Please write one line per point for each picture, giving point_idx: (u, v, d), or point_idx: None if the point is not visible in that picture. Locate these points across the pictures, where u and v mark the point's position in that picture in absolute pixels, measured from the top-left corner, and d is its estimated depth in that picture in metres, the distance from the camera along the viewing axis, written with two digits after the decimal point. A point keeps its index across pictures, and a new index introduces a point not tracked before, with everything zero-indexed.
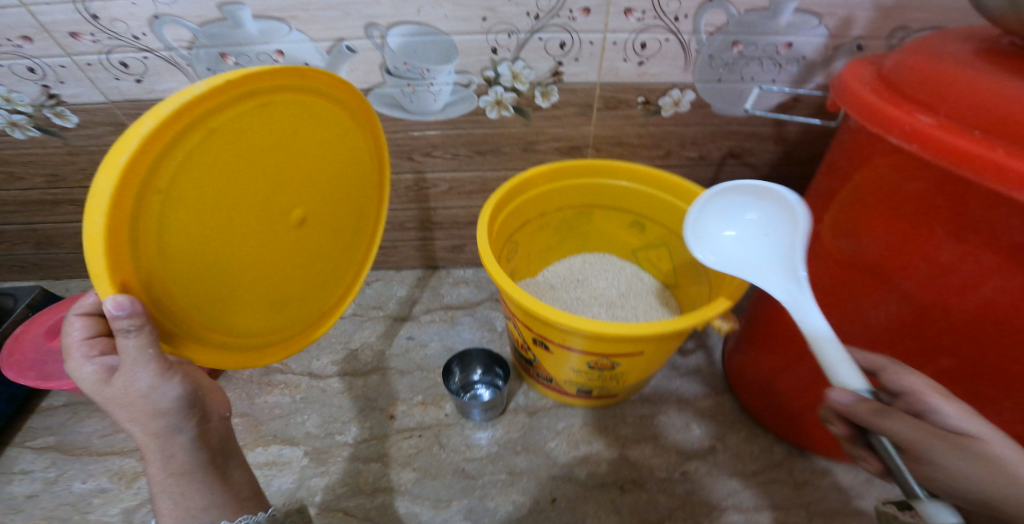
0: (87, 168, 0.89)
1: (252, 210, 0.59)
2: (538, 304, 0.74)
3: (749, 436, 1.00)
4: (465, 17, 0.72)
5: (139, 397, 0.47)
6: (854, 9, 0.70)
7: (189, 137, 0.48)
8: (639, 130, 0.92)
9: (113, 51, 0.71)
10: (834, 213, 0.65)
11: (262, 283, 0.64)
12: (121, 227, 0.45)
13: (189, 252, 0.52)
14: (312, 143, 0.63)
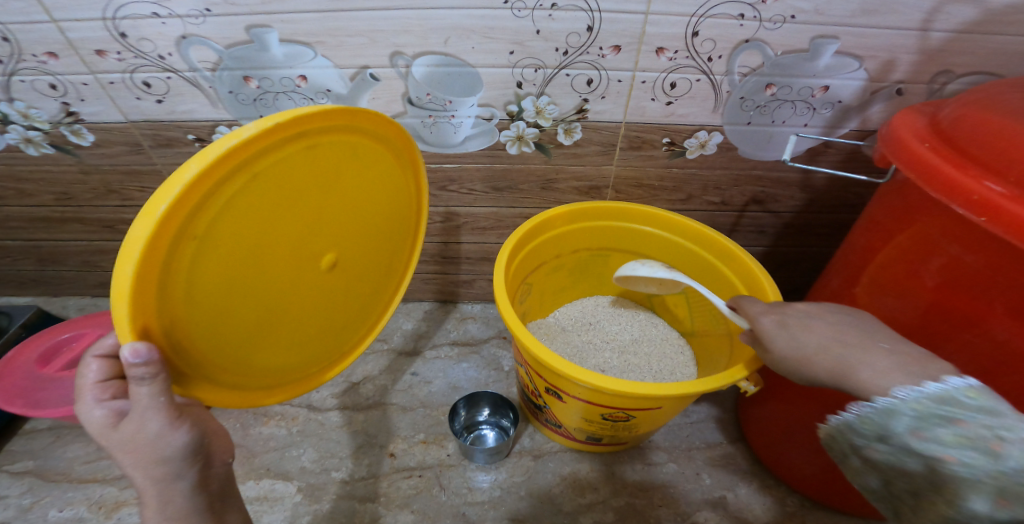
0: (97, 189, 0.81)
1: (281, 253, 0.60)
2: (551, 356, 0.68)
3: (761, 487, 0.94)
4: (493, 50, 0.70)
5: (146, 442, 0.52)
6: (897, 53, 0.71)
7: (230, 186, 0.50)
8: (661, 172, 0.90)
9: (137, 70, 0.64)
10: (873, 274, 0.63)
11: (281, 323, 0.65)
12: (151, 274, 0.45)
13: (212, 292, 0.53)
14: (342, 187, 0.64)
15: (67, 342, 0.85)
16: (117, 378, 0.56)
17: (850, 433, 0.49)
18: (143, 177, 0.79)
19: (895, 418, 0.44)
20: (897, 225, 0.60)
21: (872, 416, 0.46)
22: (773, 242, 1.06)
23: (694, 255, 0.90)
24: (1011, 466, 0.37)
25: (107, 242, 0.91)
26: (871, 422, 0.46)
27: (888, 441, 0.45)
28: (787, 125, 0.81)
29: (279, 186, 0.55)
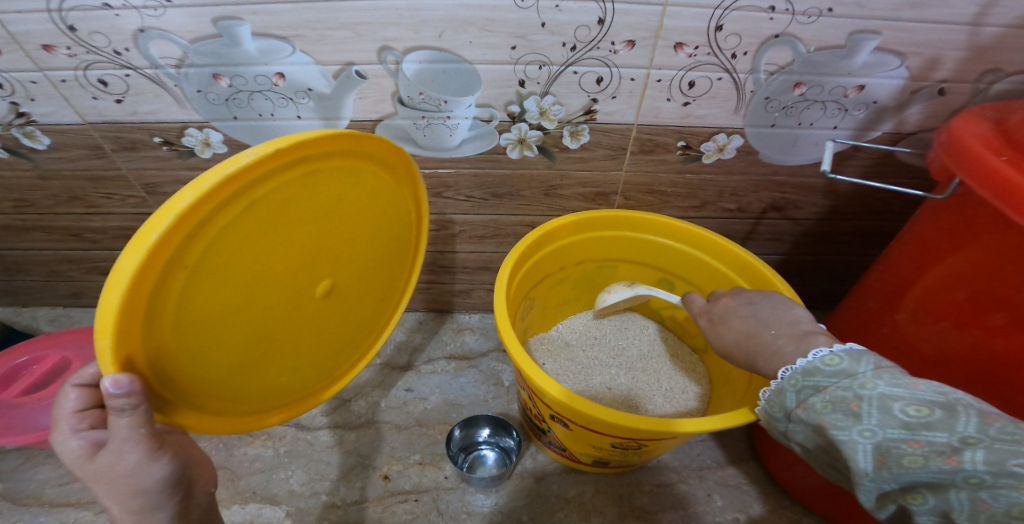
0: (58, 196, 0.74)
1: (277, 277, 0.56)
2: (554, 385, 0.61)
3: (775, 508, 0.86)
4: (493, 44, 0.62)
5: (124, 476, 0.47)
6: (943, 49, 0.64)
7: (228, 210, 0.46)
8: (674, 178, 0.83)
9: (90, 67, 0.57)
10: (928, 292, 0.58)
11: (275, 348, 0.61)
12: (138, 305, 0.42)
13: (203, 322, 0.49)
14: (345, 211, 0.61)
15: (26, 366, 0.76)
16: (98, 407, 0.51)
17: (771, 420, 0.49)
18: (108, 183, 0.72)
19: (786, 396, 0.46)
20: (947, 245, 0.56)
21: (773, 398, 0.47)
22: (789, 251, 0.99)
23: (709, 269, 0.83)
24: (875, 421, 0.39)
25: (74, 251, 0.84)
26: (776, 405, 0.47)
27: (792, 420, 0.46)
28: (815, 127, 0.74)
29: (280, 210, 0.52)
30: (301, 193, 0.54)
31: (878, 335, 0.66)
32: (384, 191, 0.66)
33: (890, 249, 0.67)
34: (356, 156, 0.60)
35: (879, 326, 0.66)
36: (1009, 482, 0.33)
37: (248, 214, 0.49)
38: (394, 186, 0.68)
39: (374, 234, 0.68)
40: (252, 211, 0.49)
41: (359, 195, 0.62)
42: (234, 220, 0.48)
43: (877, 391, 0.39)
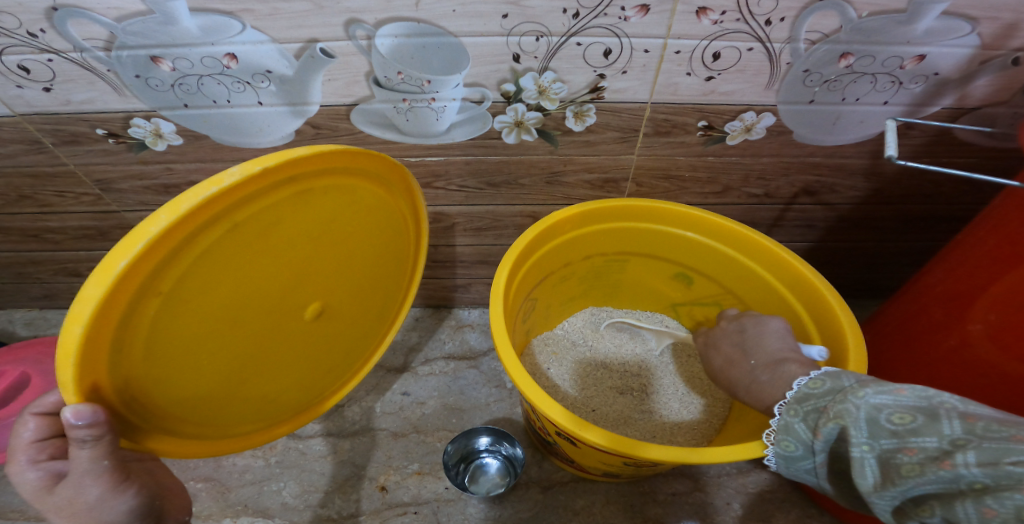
0: (6, 195, 0.68)
1: (265, 299, 0.51)
2: (553, 406, 0.54)
3: (800, 517, 0.79)
4: (479, 13, 0.52)
5: (84, 511, 0.41)
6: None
7: (210, 231, 0.41)
8: (694, 162, 0.73)
9: (6, 51, 0.49)
10: (1004, 292, 0.50)
11: (260, 372, 0.56)
12: (103, 335, 0.36)
13: (181, 350, 0.44)
14: (343, 233, 0.56)
15: None
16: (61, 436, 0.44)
17: (793, 463, 0.41)
18: (57, 180, 0.65)
19: (796, 428, 0.40)
20: None
21: (785, 437, 0.41)
22: (821, 237, 0.89)
23: (734, 264, 0.74)
24: (864, 431, 0.34)
25: (39, 253, 0.78)
26: (791, 444, 0.40)
27: (807, 455, 0.39)
28: (861, 103, 0.63)
29: (273, 231, 0.48)
30: (294, 211, 0.48)
31: (939, 347, 0.57)
32: (381, 211, 0.60)
33: (959, 243, 0.58)
34: (354, 173, 0.54)
35: (942, 336, 0.57)
36: (1012, 482, 0.27)
37: (238, 234, 0.44)
38: (391, 198, 0.61)
39: (373, 253, 0.63)
40: (237, 232, 0.44)
41: (358, 217, 0.57)
42: (220, 243, 0.43)
43: (865, 401, 0.36)
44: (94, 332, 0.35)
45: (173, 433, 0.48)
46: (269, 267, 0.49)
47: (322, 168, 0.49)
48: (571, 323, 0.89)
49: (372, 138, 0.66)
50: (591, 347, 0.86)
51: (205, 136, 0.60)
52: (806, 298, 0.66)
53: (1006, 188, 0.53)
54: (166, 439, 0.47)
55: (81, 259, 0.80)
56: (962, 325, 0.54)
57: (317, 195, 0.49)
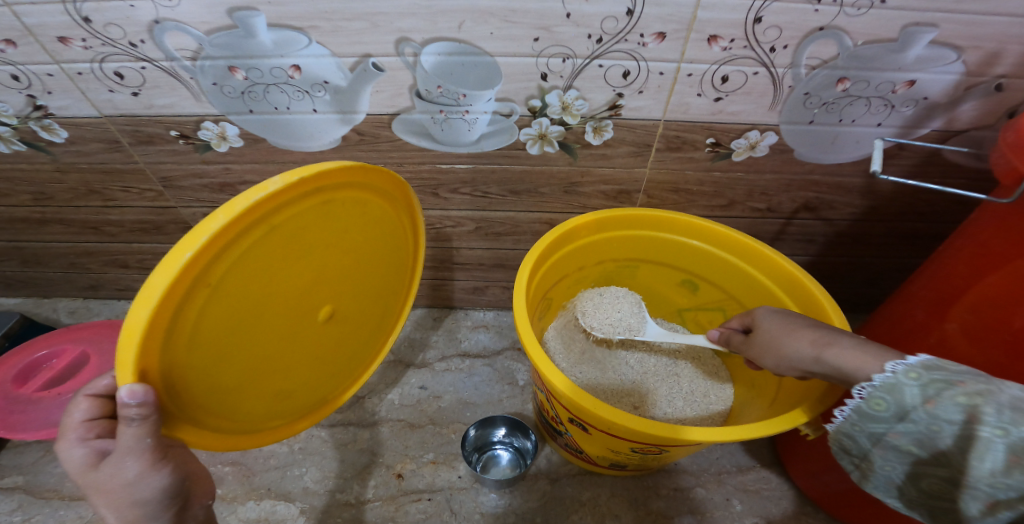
0: (76, 189, 0.74)
1: (289, 299, 0.56)
2: (575, 389, 0.58)
3: (797, 514, 0.83)
4: (514, 36, 0.59)
5: (122, 489, 0.42)
6: (1006, 44, 0.59)
7: (253, 232, 0.47)
8: (702, 176, 0.79)
9: (106, 59, 0.56)
10: (979, 294, 0.54)
11: (278, 371, 0.60)
12: (160, 323, 0.41)
13: (217, 344, 0.48)
14: (355, 240, 0.62)
15: (48, 359, 0.71)
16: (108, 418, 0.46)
17: (864, 422, 0.45)
18: (125, 176, 0.72)
19: (904, 392, 0.42)
20: (1010, 249, 0.52)
21: (882, 396, 0.43)
22: (820, 252, 0.94)
23: (737, 271, 0.79)
24: (1003, 419, 0.37)
25: (93, 244, 0.84)
26: (882, 403, 0.43)
27: (889, 419, 0.43)
28: (857, 124, 0.69)
29: (300, 236, 0.53)
30: (318, 218, 0.55)
31: (921, 344, 0.62)
32: (387, 223, 0.67)
33: (939, 255, 0.63)
34: (367, 187, 0.60)
35: (925, 336, 0.61)
36: None
37: (272, 236, 0.50)
38: (397, 211, 0.68)
39: (379, 260, 0.69)
40: (272, 235, 0.49)
41: (369, 227, 0.63)
42: (259, 243, 0.48)
43: (1010, 392, 0.37)
44: (154, 318, 0.40)
45: (200, 426, 0.51)
46: (295, 269, 0.54)
47: (343, 180, 0.56)
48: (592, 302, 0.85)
49: (409, 145, 0.72)
50: (630, 326, 0.80)
51: (263, 139, 0.67)
52: (802, 301, 0.71)
53: (984, 202, 0.59)
54: (193, 431, 0.50)
55: (131, 251, 0.86)
56: (940, 323, 0.59)
57: (338, 205, 0.56)
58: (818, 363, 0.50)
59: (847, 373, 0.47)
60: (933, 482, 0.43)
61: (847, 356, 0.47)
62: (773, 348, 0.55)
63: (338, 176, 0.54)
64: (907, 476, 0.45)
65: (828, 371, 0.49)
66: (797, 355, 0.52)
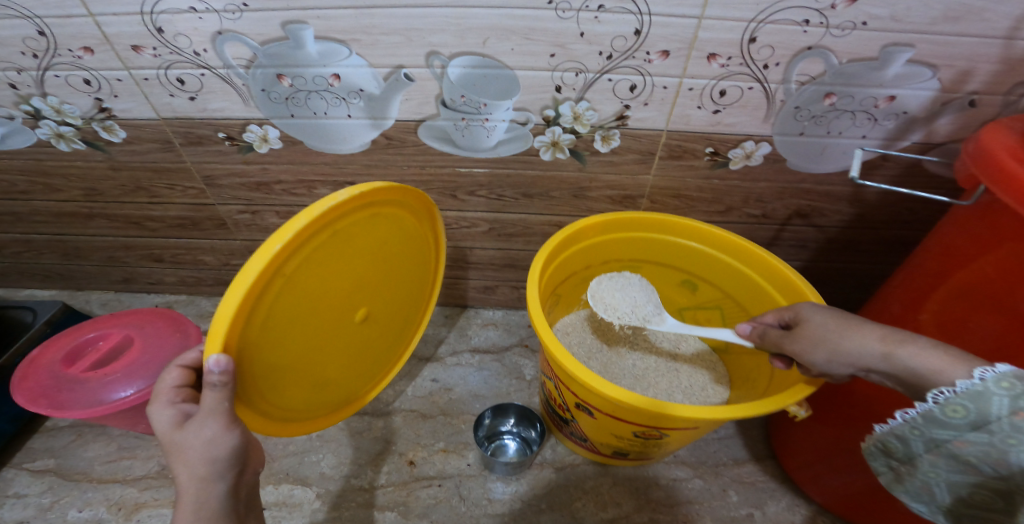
0: (125, 186, 0.82)
1: (339, 298, 0.62)
2: (583, 370, 0.63)
3: (790, 505, 0.87)
4: (533, 52, 0.65)
5: (199, 445, 0.44)
6: (977, 62, 0.65)
7: (321, 234, 0.54)
8: (701, 183, 0.85)
9: (171, 67, 0.64)
10: (947, 288, 0.60)
11: (319, 365, 0.65)
12: (246, 305, 0.47)
13: (279, 332, 0.54)
14: (393, 251, 0.69)
15: (92, 342, 0.77)
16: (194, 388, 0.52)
17: (929, 426, 0.47)
18: (171, 174, 0.79)
19: (990, 402, 0.43)
20: (977, 249, 0.56)
21: (962, 403, 0.44)
22: (813, 257, 1.00)
23: (735, 272, 0.85)
24: None
25: (132, 238, 0.92)
26: (959, 410, 0.44)
27: (961, 427, 0.45)
28: (843, 136, 0.76)
29: (354, 242, 0.60)
30: (369, 227, 0.62)
31: None
32: (418, 238, 0.74)
33: (914, 256, 0.69)
34: (404, 204, 0.68)
35: (901, 327, 0.66)
36: None
37: (334, 240, 0.57)
38: (424, 228, 0.75)
39: (410, 270, 0.75)
40: (334, 239, 0.57)
41: (405, 239, 0.70)
42: (323, 246, 0.55)
43: None
44: (244, 299, 0.46)
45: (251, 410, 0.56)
46: (348, 270, 0.61)
47: (389, 196, 0.63)
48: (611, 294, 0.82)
49: (432, 149, 0.78)
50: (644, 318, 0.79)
51: (301, 142, 0.74)
52: (792, 298, 0.77)
53: (950, 210, 0.64)
54: (246, 409, 0.54)
55: (166, 246, 0.94)
56: (914, 315, 0.64)
57: (384, 217, 0.63)
58: (887, 360, 0.51)
59: (922, 374, 0.48)
60: (980, 493, 0.46)
61: (922, 356, 0.48)
62: (830, 341, 0.56)
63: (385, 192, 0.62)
64: (948, 483, 0.48)
65: (897, 369, 0.50)
66: (862, 349, 0.53)
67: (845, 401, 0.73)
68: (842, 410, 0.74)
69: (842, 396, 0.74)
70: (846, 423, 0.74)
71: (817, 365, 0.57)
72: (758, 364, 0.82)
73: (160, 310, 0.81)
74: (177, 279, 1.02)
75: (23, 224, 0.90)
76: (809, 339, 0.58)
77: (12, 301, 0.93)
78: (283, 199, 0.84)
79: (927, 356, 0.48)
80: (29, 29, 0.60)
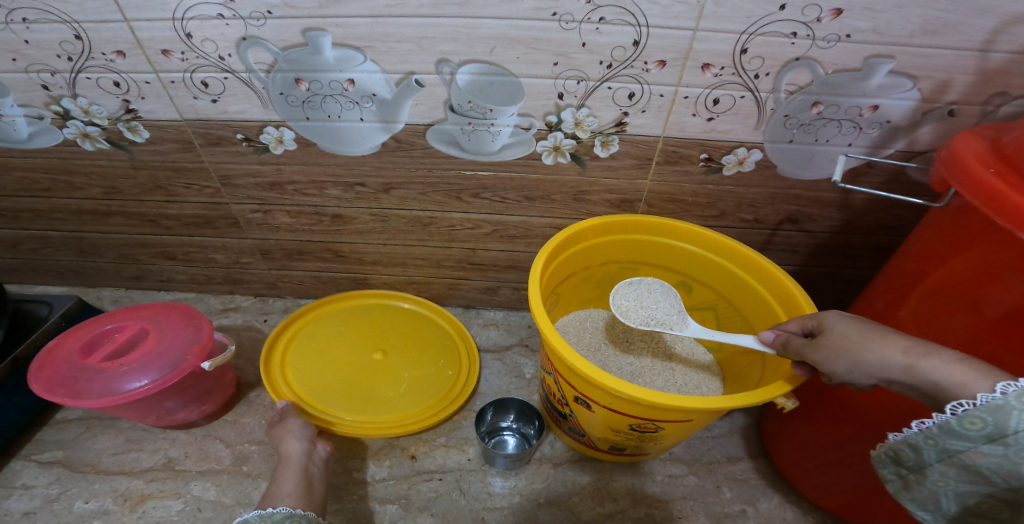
0: (144, 185, 0.85)
1: (339, 359, 1.00)
2: (583, 363, 0.65)
3: (782, 501, 0.90)
4: (536, 60, 0.69)
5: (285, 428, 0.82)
6: (954, 73, 0.68)
7: (292, 338, 1.01)
8: (696, 188, 0.89)
9: (197, 71, 0.67)
10: (922, 288, 0.63)
11: (377, 396, 0.95)
12: (277, 379, 0.94)
13: (305, 386, 0.94)
14: (363, 322, 1.06)
15: (109, 333, 0.79)
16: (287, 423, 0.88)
17: (944, 436, 0.47)
18: (190, 173, 0.83)
19: (1010, 416, 0.43)
20: (950, 250, 0.60)
21: (981, 416, 0.44)
22: (803, 262, 1.04)
23: (727, 273, 0.88)
24: None
25: (147, 236, 0.96)
26: (977, 423, 0.44)
27: (976, 439, 0.45)
28: (831, 144, 0.80)
29: (321, 330, 1.03)
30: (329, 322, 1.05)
31: None
32: (389, 311, 1.08)
33: (895, 258, 0.72)
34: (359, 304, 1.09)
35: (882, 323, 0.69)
36: None
37: (305, 338, 1.02)
38: (390, 307, 1.09)
39: (396, 323, 1.07)
40: (305, 336, 1.02)
41: (371, 315, 1.08)
42: (300, 343, 1.01)
43: None
44: (271, 377, 0.94)
45: (319, 408, 0.91)
46: (329, 345, 1.02)
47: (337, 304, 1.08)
48: (627, 301, 0.84)
49: (439, 153, 0.81)
50: (661, 321, 0.80)
51: (314, 144, 0.78)
52: (780, 298, 0.80)
53: (928, 214, 0.67)
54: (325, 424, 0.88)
55: (180, 244, 0.98)
56: (893, 313, 0.68)
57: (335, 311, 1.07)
58: (909, 372, 0.50)
59: (944, 387, 0.48)
60: (983, 503, 0.47)
61: (947, 370, 0.48)
62: (850, 351, 0.54)
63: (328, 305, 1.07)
64: (956, 493, 0.49)
65: (919, 381, 0.50)
66: (883, 361, 0.51)
67: (833, 399, 0.76)
68: (830, 408, 0.77)
69: (830, 394, 0.77)
70: (833, 421, 0.77)
71: (832, 374, 0.56)
72: (750, 362, 0.85)
73: (174, 305, 0.84)
74: (187, 277, 1.07)
75: (41, 221, 0.93)
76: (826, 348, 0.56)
77: (27, 296, 0.96)
78: (294, 199, 0.88)
79: (950, 371, 0.48)
80: (67, 34, 0.64)
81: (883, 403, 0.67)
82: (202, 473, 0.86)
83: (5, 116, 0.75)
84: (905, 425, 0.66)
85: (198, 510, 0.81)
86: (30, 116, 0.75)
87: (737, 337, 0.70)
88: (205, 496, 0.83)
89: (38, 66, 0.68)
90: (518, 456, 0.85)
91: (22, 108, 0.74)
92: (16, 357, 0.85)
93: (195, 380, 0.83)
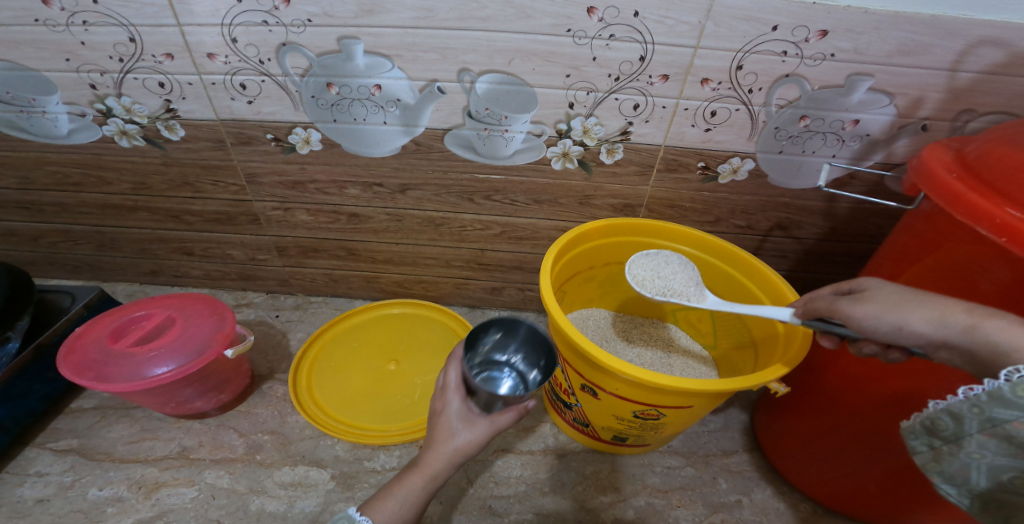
0: (173, 180, 0.89)
1: (359, 373, 1.02)
2: (591, 346, 0.70)
3: (773, 492, 0.94)
4: (551, 72, 0.75)
5: (448, 420, 0.62)
6: (926, 91, 0.76)
7: (308, 359, 1.03)
8: (694, 195, 0.95)
9: (237, 73, 0.72)
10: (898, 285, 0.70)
11: (398, 401, 0.98)
12: (308, 401, 0.96)
13: (336, 402, 0.97)
14: (372, 335, 1.09)
15: (137, 320, 0.82)
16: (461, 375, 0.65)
17: (991, 404, 0.44)
18: (218, 171, 0.87)
19: None
20: (921, 249, 0.66)
21: None
22: (792, 267, 1.11)
23: (723, 274, 0.94)
24: None
25: (169, 231, 0.99)
26: None
27: None
28: (816, 155, 0.87)
29: (335, 347, 1.06)
30: (340, 339, 1.07)
31: None
32: (394, 323, 1.12)
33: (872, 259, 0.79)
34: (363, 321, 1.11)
35: None
36: None
37: (320, 357, 1.04)
38: (393, 319, 1.12)
39: (403, 332, 1.10)
40: (320, 356, 1.04)
41: (378, 328, 1.10)
42: (316, 361, 1.03)
43: None
44: (303, 402, 0.95)
45: (356, 421, 0.94)
46: (346, 360, 1.04)
47: (342, 323, 1.09)
48: (643, 271, 0.87)
49: (455, 156, 0.86)
50: (675, 291, 0.83)
51: (338, 144, 0.83)
52: (771, 295, 0.86)
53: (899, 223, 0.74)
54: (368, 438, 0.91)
55: (199, 239, 1.01)
56: None
57: (343, 330, 1.09)
58: (968, 331, 0.47)
59: (1003, 351, 0.45)
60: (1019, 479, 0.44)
61: (1012, 332, 0.45)
62: (901, 309, 0.53)
63: (335, 325, 1.09)
64: (990, 467, 0.46)
65: (977, 344, 0.47)
66: (936, 321, 0.50)
67: (819, 391, 0.82)
68: (818, 402, 0.83)
69: (817, 390, 0.83)
70: (821, 413, 0.82)
71: (874, 331, 0.55)
72: (744, 356, 0.91)
73: (197, 296, 0.87)
74: (202, 273, 1.10)
75: (67, 214, 0.96)
76: (873, 304, 0.55)
77: (47, 287, 0.98)
78: (315, 197, 0.92)
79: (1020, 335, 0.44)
80: (122, 36, 0.68)
81: (867, 392, 0.73)
82: (216, 462, 0.88)
83: (48, 113, 0.79)
84: (885, 411, 0.72)
85: (212, 497, 0.83)
86: (73, 113, 0.78)
87: (759, 308, 0.72)
88: (220, 485, 0.85)
89: (89, 67, 0.72)
90: (508, 401, 0.63)
91: (66, 105, 0.77)
92: (40, 344, 0.87)
93: (215, 368, 0.87)
